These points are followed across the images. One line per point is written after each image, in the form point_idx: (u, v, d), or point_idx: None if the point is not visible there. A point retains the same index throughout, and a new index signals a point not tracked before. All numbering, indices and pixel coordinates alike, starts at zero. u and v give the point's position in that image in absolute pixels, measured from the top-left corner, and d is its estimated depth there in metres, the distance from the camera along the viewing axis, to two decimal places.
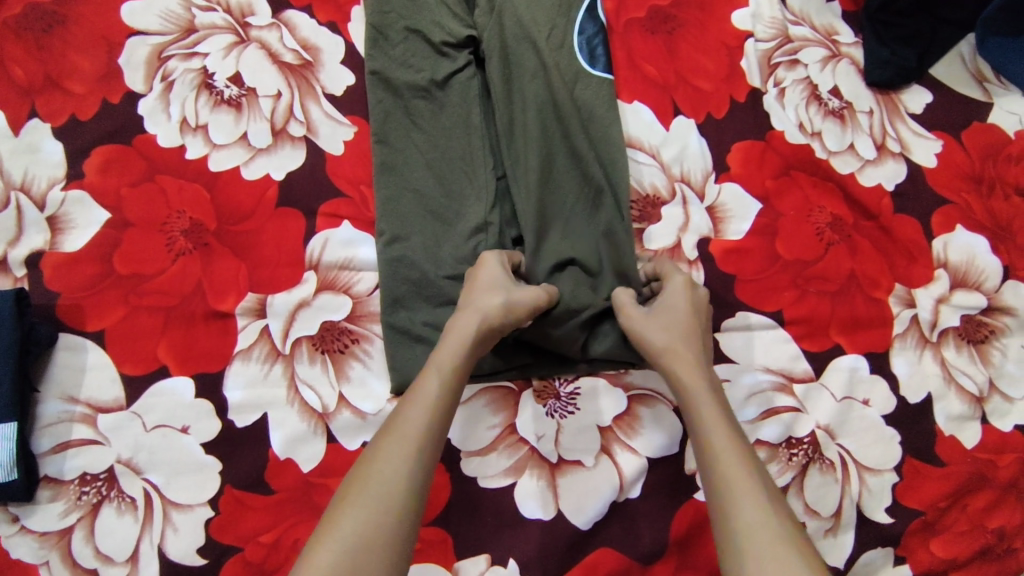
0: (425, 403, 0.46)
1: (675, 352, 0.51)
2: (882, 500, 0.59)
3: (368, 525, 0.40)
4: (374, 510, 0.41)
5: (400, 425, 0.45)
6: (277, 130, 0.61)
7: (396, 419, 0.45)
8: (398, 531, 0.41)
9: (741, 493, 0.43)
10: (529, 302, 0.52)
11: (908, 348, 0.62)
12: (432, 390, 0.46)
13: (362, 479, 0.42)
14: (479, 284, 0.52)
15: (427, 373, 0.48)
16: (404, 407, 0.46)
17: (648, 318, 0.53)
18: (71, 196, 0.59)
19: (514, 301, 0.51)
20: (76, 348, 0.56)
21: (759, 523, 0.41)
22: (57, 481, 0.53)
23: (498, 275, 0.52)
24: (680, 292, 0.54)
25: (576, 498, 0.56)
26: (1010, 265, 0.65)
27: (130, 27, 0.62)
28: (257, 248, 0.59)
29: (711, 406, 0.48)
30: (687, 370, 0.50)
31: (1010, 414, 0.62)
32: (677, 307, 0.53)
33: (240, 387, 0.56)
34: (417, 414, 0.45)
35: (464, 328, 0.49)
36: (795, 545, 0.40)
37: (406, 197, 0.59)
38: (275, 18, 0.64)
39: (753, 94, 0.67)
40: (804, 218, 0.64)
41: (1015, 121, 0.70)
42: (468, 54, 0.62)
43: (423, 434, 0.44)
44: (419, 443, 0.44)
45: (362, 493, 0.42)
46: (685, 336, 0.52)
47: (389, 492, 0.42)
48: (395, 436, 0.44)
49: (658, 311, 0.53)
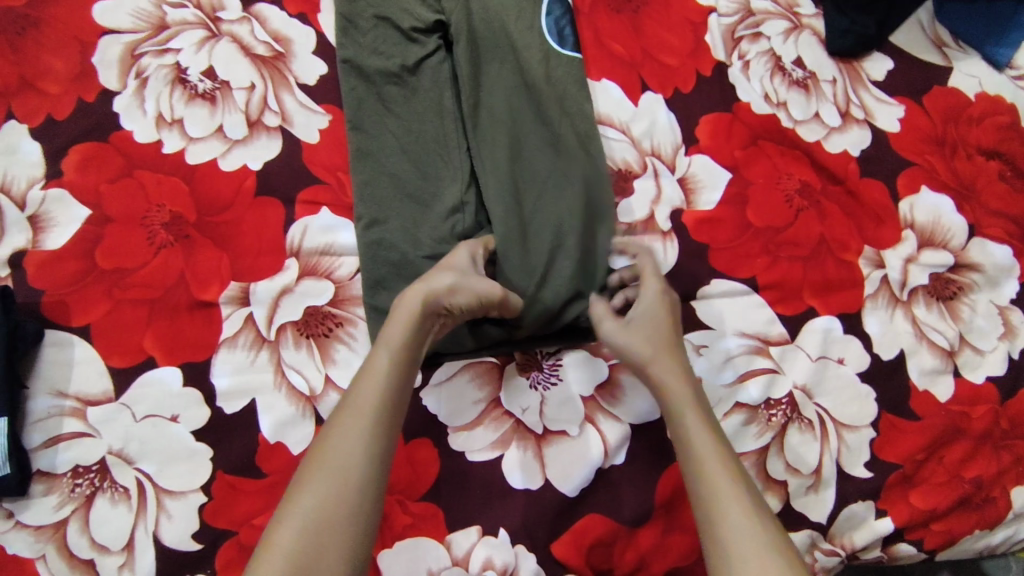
0: (378, 375, 0.47)
1: (659, 364, 0.52)
2: (860, 455, 0.61)
3: (324, 502, 0.41)
4: (335, 485, 0.42)
5: (354, 402, 0.46)
6: (252, 121, 0.62)
7: (352, 393, 0.46)
8: (360, 504, 0.42)
9: (726, 501, 0.44)
10: (481, 292, 0.51)
11: (880, 307, 0.64)
12: (383, 363, 0.47)
13: (320, 455, 0.44)
14: (439, 267, 0.53)
15: (377, 348, 0.48)
16: (358, 382, 0.47)
17: (630, 330, 0.53)
18: (51, 194, 0.59)
19: (461, 286, 0.51)
20: (63, 344, 0.57)
21: (749, 537, 0.43)
22: (50, 474, 0.54)
23: (466, 266, 0.53)
24: (653, 300, 0.55)
25: (562, 466, 0.57)
26: (975, 223, 0.67)
27: (102, 27, 0.63)
28: (238, 238, 0.60)
29: (696, 417, 0.49)
30: (671, 384, 0.51)
31: (981, 367, 0.64)
32: (654, 313, 0.54)
33: (227, 374, 0.57)
34: (371, 386, 0.46)
35: (411, 302, 0.49)
36: (779, 554, 0.42)
37: (382, 181, 0.60)
38: (246, 12, 0.65)
39: (718, 67, 0.68)
40: (773, 186, 0.66)
41: (974, 83, 0.72)
42: (437, 39, 0.63)
43: (377, 408, 0.45)
44: (375, 415, 0.45)
45: (320, 469, 0.43)
46: (670, 346, 0.53)
47: (344, 468, 0.43)
48: (351, 410, 0.45)
49: (637, 322, 0.54)
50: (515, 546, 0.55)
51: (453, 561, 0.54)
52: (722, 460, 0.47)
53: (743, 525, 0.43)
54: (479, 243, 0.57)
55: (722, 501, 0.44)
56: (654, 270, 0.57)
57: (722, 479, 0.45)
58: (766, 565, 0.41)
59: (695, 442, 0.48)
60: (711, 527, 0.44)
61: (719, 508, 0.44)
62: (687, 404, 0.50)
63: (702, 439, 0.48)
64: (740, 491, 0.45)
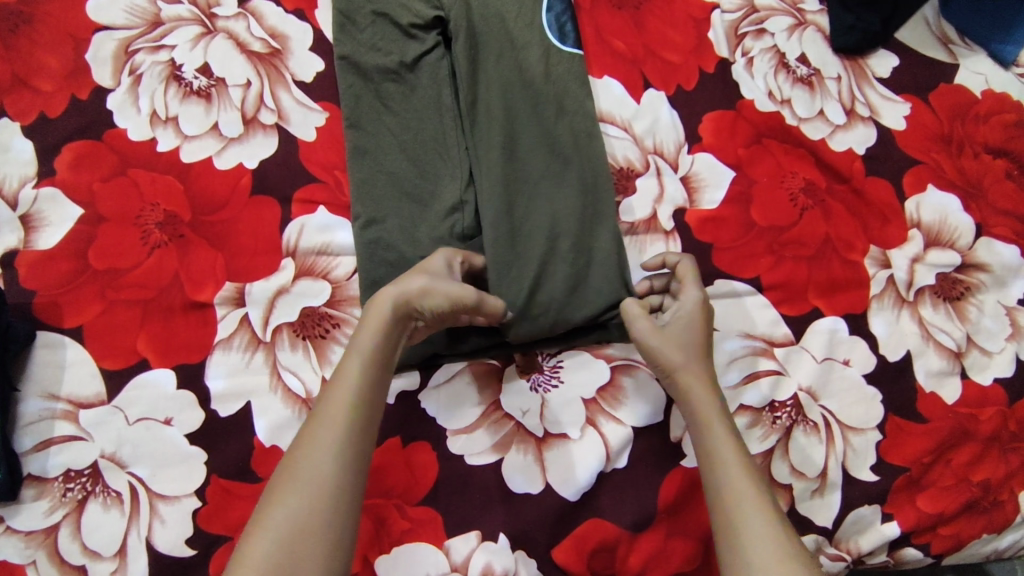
0: (351, 382, 0.46)
1: (687, 368, 0.51)
2: (866, 459, 0.59)
3: (296, 517, 0.41)
4: (304, 498, 0.42)
5: (325, 411, 0.45)
6: (248, 119, 0.61)
7: (324, 400, 0.45)
8: (334, 517, 0.42)
9: (749, 511, 0.44)
10: (451, 296, 0.49)
11: (886, 308, 0.63)
12: (354, 370, 0.46)
13: (294, 465, 0.43)
14: (415, 269, 0.51)
15: (348, 354, 0.47)
16: (330, 391, 0.46)
17: (664, 332, 0.52)
18: (43, 193, 0.58)
19: (433, 289, 0.49)
20: (55, 345, 0.56)
21: (770, 546, 0.43)
22: (40, 479, 0.53)
23: (441, 271, 0.52)
24: (693, 305, 0.53)
25: (563, 470, 0.56)
26: (982, 222, 0.66)
27: (96, 23, 0.62)
28: (234, 238, 0.59)
29: (721, 426, 0.49)
30: (696, 390, 0.50)
31: (989, 368, 0.63)
32: (692, 319, 0.53)
33: (222, 376, 0.56)
34: (342, 393, 0.45)
35: (383, 305, 0.48)
36: (799, 565, 0.42)
37: (380, 179, 0.59)
38: (242, 8, 0.64)
39: (722, 64, 0.67)
40: (777, 185, 0.65)
41: (980, 81, 0.71)
42: (436, 35, 0.62)
43: (349, 418, 0.44)
44: (347, 425, 0.44)
45: (291, 482, 0.42)
46: (699, 353, 0.52)
47: (314, 481, 0.42)
48: (322, 422, 0.44)
49: (671, 325, 0.53)
50: (514, 551, 0.54)
51: (451, 567, 0.53)
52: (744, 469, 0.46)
53: (764, 533, 0.43)
54: (456, 254, 0.54)
55: (747, 511, 0.44)
56: (696, 277, 0.56)
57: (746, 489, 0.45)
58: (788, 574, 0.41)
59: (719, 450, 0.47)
60: (732, 538, 0.44)
61: (743, 517, 0.44)
62: (711, 412, 0.49)
63: (726, 448, 0.47)
64: (763, 500, 0.45)
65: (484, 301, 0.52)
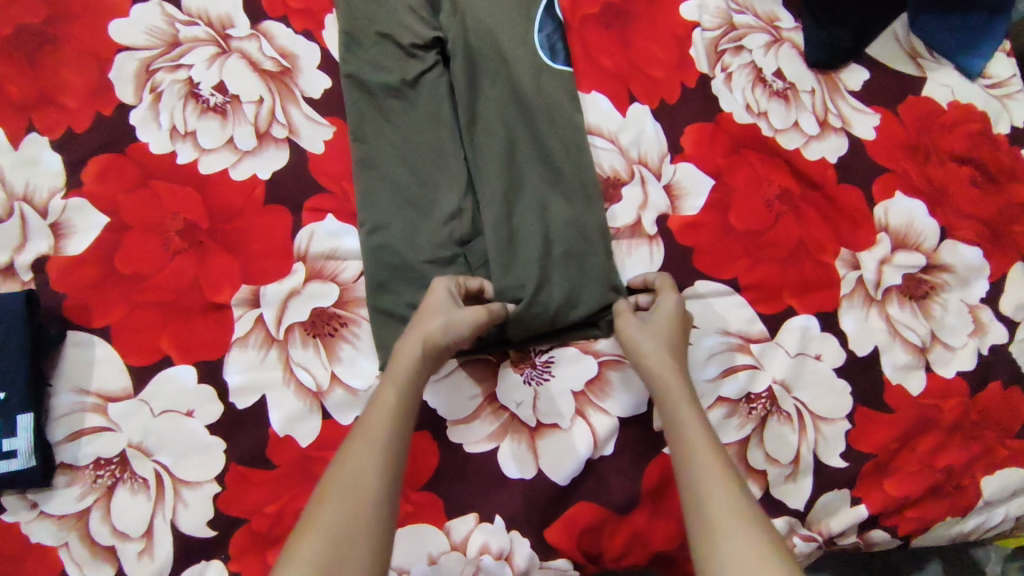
0: (388, 406, 0.50)
1: (660, 357, 0.55)
2: (836, 446, 0.64)
3: (344, 520, 0.44)
4: (351, 504, 0.45)
5: (366, 430, 0.49)
6: (261, 133, 0.66)
7: (362, 425, 0.50)
8: (378, 521, 0.45)
9: (712, 480, 0.47)
10: (470, 321, 0.55)
11: (855, 306, 0.67)
12: (391, 398, 0.51)
13: (334, 478, 0.46)
14: (424, 310, 0.56)
15: (383, 385, 0.52)
16: (367, 415, 0.50)
17: (643, 325, 0.58)
18: (71, 203, 0.63)
19: (454, 322, 0.54)
20: (84, 344, 0.60)
21: (733, 510, 0.45)
22: (72, 467, 0.58)
23: (445, 303, 0.56)
24: (672, 306, 0.59)
25: (554, 457, 0.60)
26: (946, 226, 0.71)
27: (118, 44, 0.67)
28: (249, 243, 0.63)
29: (687, 406, 0.52)
30: (669, 377, 0.54)
31: (952, 362, 0.68)
32: (668, 316, 0.58)
33: (239, 372, 0.60)
34: (380, 415, 0.50)
35: (411, 349, 0.53)
36: (759, 527, 0.45)
37: (383, 189, 0.64)
38: (254, 29, 0.68)
39: (702, 79, 0.72)
40: (754, 192, 0.69)
41: (946, 92, 0.76)
42: (435, 54, 0.68)
43: (387, 436, 0.49)
44: (387, 442, 0.48)
45: (335, 490, 0.45)
46: (674, 346, 0.57)
47: (359, 489, 0.45)
48: (363, 441, 0.48)
49: (652, 321, 0.58)
50: (509, 531, 0.58)
51: (451, 546, 0.58)
52: (710, 446, 0.49)
53: (727, 499, 0.46)
54: (455, 281, 0.59)
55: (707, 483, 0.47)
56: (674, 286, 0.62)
57: (709, 464, 0.48)
58: (750, 535, 0.44)
59: (687, 429, 0.51)
60: (696, 504, 0.47)
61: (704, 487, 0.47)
62: (681, 397, 0.53)
63: (693, 427, 0.51)
64: (726, 471, 0.48)
65: (492, 312, 0.57)
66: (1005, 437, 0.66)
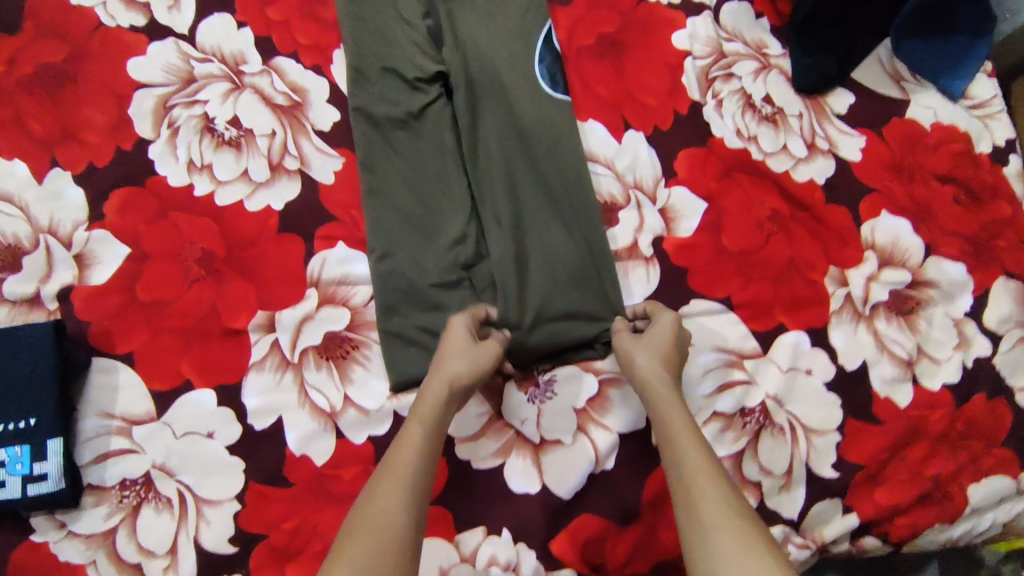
0: (415, 443, 0.54)
1: (654, 372, 0.58)
2: (827, 457, 0.67)
3: (375, 548, 0.46)
4: (382, 534, 0.47)
5: (394, 466, 0.52)
6: (274, 165, 0.69)
7: (389, 462, 0.53)
8: (405, 552, 0.47)
9: (701, 476, 0.51)
10: (487, 360, 0.59)
11: (844, 322, 0.70)
12: (418, 436, 0.54)
13: (367, 510, 0.49)
14: (448, 347, 0.59)
15: (411, 424, 0.55)
16: (395, 452, 0.53)
17: (636, 341, 0.61)
18: (94, 235, 0.66)
19: (478, 365, 0.58)
20: (109, 369, 0.63)
21: (720, 503, 0.49)
22: (99, 487, 0.60)
23: (464, 340, 0.60)
24: (667, 325, 0.62)
25: (558, 472, 0.63)
26: (931, 243, 0.74)
27: (136, 81, 0.70)
28: (264, 271, 0.66)
29: (677, 410, 0.56)
30: (658, 386, 0.58)
31: (938, 374, 0.70)
32: (664, 333, 0.61)
33: (256, 394, 0.63)
34: (409, 452, 0.53)
35: (438, 389, 0.56)
36: (746, 519, 0.48)
37: (391, 217, 0.67)
38: (266, 65, 0.71)
39: (694, 106, 0.75)
40: (746, 213, 0.72)
41: (929, 114, 0.79)
42: (438, 86, 0.71)
43: (414, 472, 0.52)
44: (412, 477, 0.51)
45: (366, 521, 0.48)
46: (668, 360, 0.59)
47: (389, 520, 0.48)
48: (391, 476, 0.51)
49: (646, 338, 0.61)
50: (516, 543, 0.61)
51: (461, 558, 0.61)
52: (698, 451, 0.52)
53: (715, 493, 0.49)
54: (469, 313, 0.62)
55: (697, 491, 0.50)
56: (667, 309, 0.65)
57: (700, 473, 0.51)
58: (737, 525, 0.47)
59: (676, 437, 0.54)
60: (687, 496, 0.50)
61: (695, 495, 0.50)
62: (671, 401, 0.57)
63: (684, 438, 0.53)
64: (714, 468, 0.52)
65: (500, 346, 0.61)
66: (990, 446, 0.69)
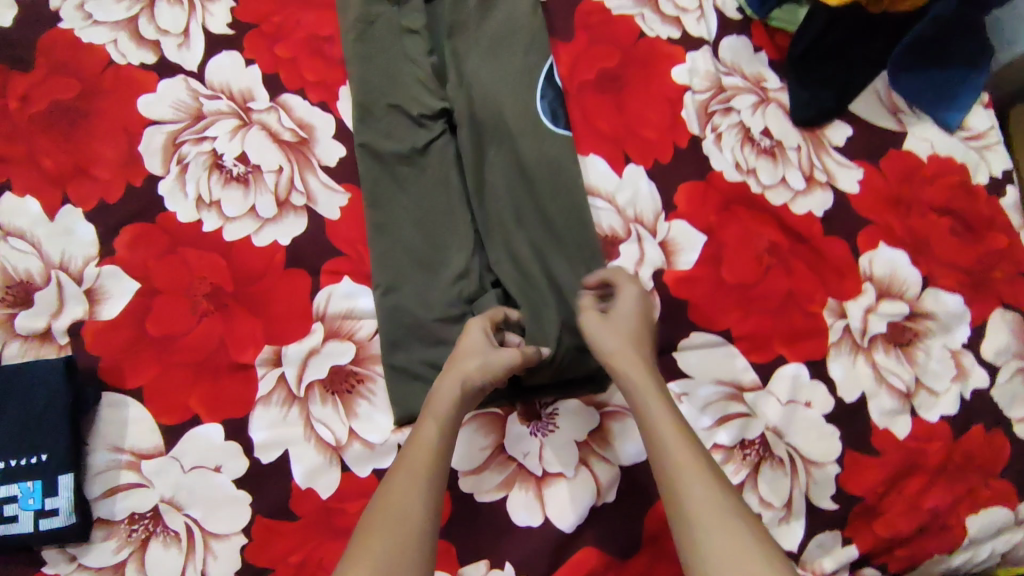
0: (428, 445, 0.53)
1: (624, 358, 0.58)
2: (827, 489, 0.67)
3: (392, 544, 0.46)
4: (400, 529, 0.47)
5: (409, 463, 0.52)
6: (281, 201, 0.70)
7: (403, 459, 0.53)
8: (423, 546, 0.47)
9: (688, 468, 0.49)
10: (509, 360, 0.59)
11: (843, 354, 0.71)
12: (433, 433, 0.54)
13: (383, 505, 0.49)
14: (462, 350, 0.59)
15: (425, 421, 0.55)
16: (409, 450, 0.53)
17: (605, 323, 0.60)
18: (105, 270, 0.67)
19: (492, 361, 0.58)
20: (118, 404, 0.64)
21: (706, 499, 0.48)
22: (109, 521, 0.61)
23: (482, 342, 0.60)
24: (629, 301, 0.62)
25: (560, 505, 0.64)
26: (928, 275, 0.75)
27: (147, 118, 0.72)
28: (271, 306, 0.67)
29: (657, 401, 0.55)
30: (639, 378, 0.56)
31: (937, 406, 0.71)
32: (627, 314, 0.61)
33: (263, 428, 0.64)
34: (422, 452, 0.52)
35: (451, 390, 0.56)
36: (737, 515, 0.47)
37: (396, 252, 0.68)
38: (273, 101, 0.73)
39: (694, 140, 0.76)
40: (745, 246, 0.73)
41: (927, 146, 0.80)
42: (443, 123, 0.72)
43: (430, 467, 0.51)
44: (428, 474, 0.51)
45: (383, 516, 0.48)
46: (636, 341, 0.60)
47: (406, 515, 0.48)
48: (407, 471, 0.51)
49: (613, 318, 0.61)
50: None
51: None
52: (685, 443, 0.51)
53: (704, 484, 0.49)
54: (486, 319, 0.63)
55: (690, 481, 0.49)
56: (630, 278, 0.65)
57: (690, 465, 0.50)
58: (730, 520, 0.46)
59: (659, 428, 0.53)
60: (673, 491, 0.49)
61: (686, 487, 0.48)
62: (649, 391, 0.55)
63: (668, 430, 0.52)
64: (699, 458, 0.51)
65: (527, 353, 0.61)
66: (988, 478, 0.70)
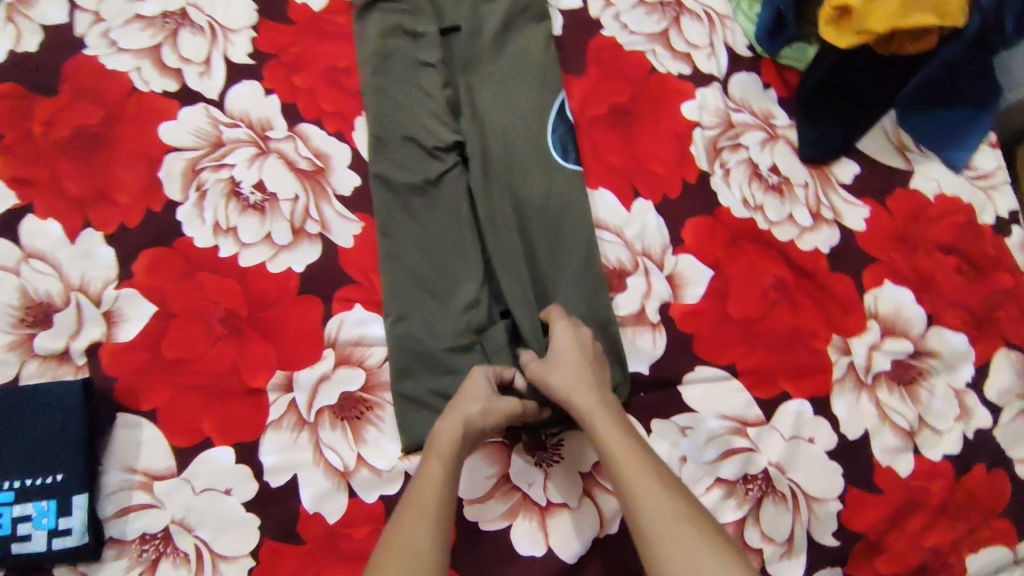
0: (435, 482, 0.54)
1: (569, 388, 0.59)
2: (828, 525, 0.68)
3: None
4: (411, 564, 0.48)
5: (416, 499, 0.53)
6: (296, 229, 0.72)
7: (408, 496, 0.54)
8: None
9: (639, 485, 0.51)
10: (506, 413, 0.61)
11: (847, 391, 0.72)
12: (436, 471, 0.55)
13: (393, 542, 0.50)
14: (465, 395, 0.61)
15: (429, 459, 0.56)
16: (414, 488, 0.54)
17: (548, 367, 0.62)
18: (123, 293, 0.69)
19: (494, 408, 0.60)
20: (132, 425, 0.66)
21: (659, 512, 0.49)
22: (120, 541, 0.63)
23: (486, 387, 0.62)
24: (562, 335, 0.63)
25: (563, 535, 0.65)
26: (933, 313, 0.76)
27: (167, 144, 0.73)
28: (284, 331, 0.69)
29: (606, 422, 0.56)
30: (591, 404, 0.58)
31: (939, 445, 0.72)
32: (565, 347, 0.63)
33: (273, 453, 0.65)
34: (428, 488, 0.54)
35: (451, 428, 0.58)
36: (691, 524, 0.48)
37: (406, 281, 0.69)
38: (291, 131, 0.75)
39: (702, 175, 0.77)
40: (750, 281, 0.74)
41: (933, 185, 0.81)
42: (455, 155, 0.74)
43: (437, 503, 0.53)
44: (435, 509, 0.52)
45: (394, 551, 0.49)
46: (582, 373, 0.61)
47: (417, 550, 0.49)
48: (413, 508, 0.52)
49: (552, 361, 0.62)
50: None
51: None
52: (637, 461, 0.53)
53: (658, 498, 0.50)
54: (490, 368, 0.64)
55: (642, 495, 0.50)
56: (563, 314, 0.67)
57: (639, 479, 0.51)
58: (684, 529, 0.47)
59: (613, 448, 0.54)
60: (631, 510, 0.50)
61: (639, 503, 0.50)
62: (598, 414, 0.57)
63: (619, 449, 0.54)
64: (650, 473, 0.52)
65: (525, 407, 0.63)
66: (990, 517, 0.70)
